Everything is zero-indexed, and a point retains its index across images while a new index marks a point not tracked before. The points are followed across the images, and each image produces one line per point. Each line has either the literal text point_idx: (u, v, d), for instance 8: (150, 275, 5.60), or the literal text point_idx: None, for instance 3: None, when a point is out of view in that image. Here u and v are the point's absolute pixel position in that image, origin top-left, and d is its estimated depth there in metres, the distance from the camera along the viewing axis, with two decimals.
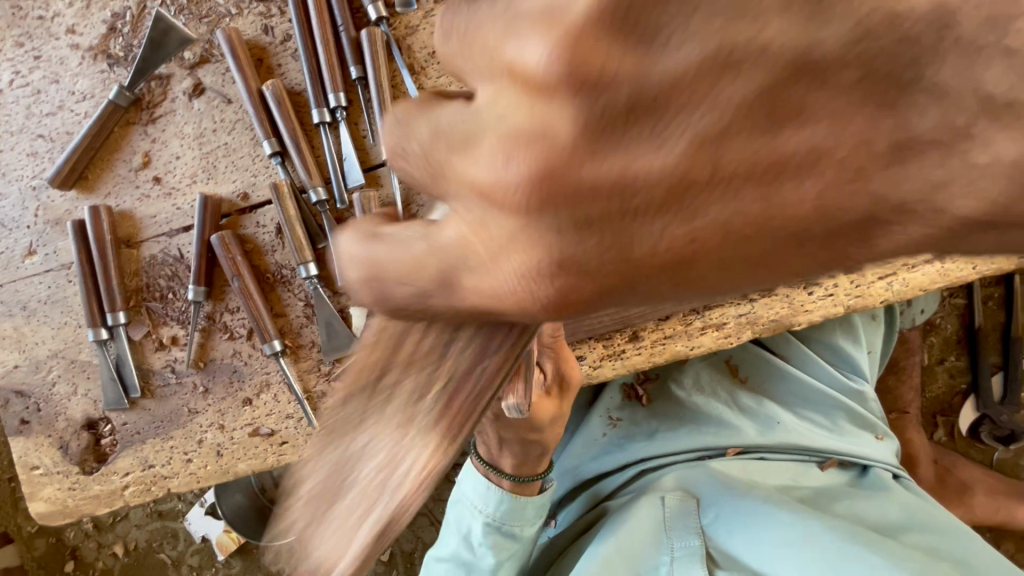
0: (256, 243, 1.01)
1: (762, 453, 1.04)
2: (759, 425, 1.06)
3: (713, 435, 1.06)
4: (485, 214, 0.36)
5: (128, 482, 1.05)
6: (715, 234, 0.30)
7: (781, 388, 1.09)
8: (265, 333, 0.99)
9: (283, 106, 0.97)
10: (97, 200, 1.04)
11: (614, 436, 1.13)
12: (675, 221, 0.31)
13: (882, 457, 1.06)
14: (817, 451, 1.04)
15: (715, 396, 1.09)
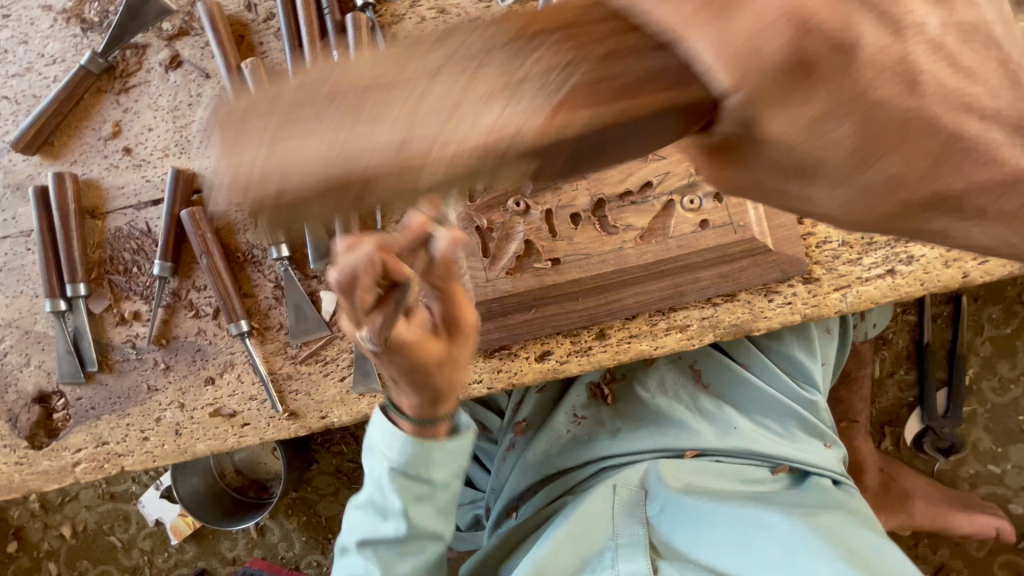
0: (227, 222, 1.00)
1: (718, 456, 1.08)
2: (716, 430, 1.09)
3: (674, 437, 1.09)
4: (751, 146, 0.42)
5: (79, 459, 1.02)
6: (869, 180, 0.42)
7: (739, 394, 1.12)
8: (232, 313, 0.98)
9: (261, 84, 0.96)
10: (61, 166, 1.01)
11: (578, 432, 1.15)
12: (856, 168, 0.42)
13: (828, 465, 1.09)
14: (768, 457, 1.08)
15: (677, 399, 1.12)
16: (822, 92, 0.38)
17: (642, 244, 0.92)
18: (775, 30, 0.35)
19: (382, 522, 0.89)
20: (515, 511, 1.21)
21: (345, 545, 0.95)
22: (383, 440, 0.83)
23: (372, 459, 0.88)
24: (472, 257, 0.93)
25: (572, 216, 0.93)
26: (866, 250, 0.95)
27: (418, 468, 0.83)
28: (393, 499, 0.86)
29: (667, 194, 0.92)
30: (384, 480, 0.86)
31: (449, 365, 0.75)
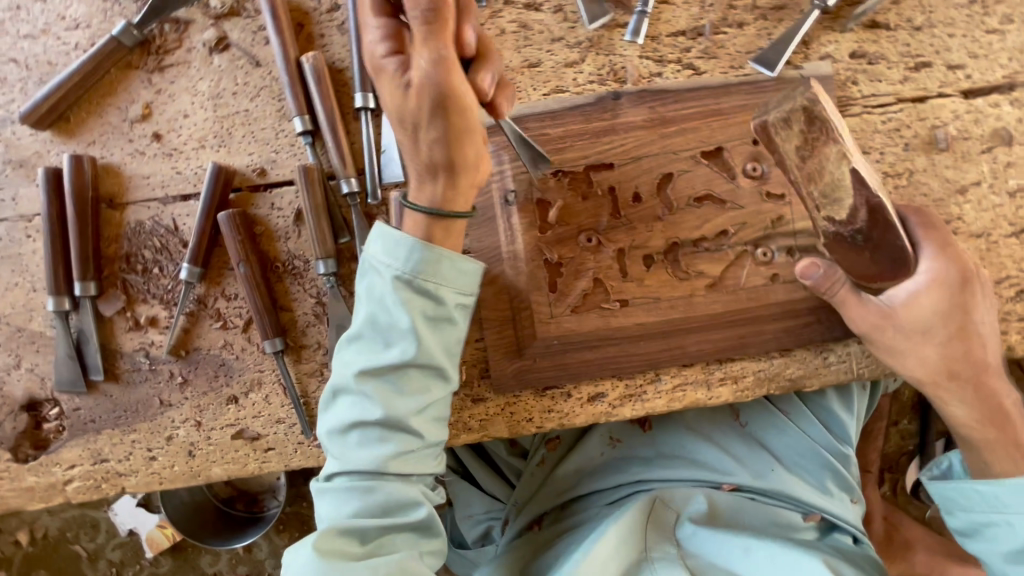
0: (268, 227, 0.91)
1: (755, 493, 1.08)
2: (755, 470, 1.09)
3: (711, 471, 1.09)
4: (881, 306, 0.85)
5: (72, 475, 0.91)
6: (936, 353, 0.86)
7: (778, 437, 1.13)
8: (267, 328, 0.89)
9: (322, 82, 0.87)
10: (77, 147, 0.89)
11: (611, 455, 1.16)
12: (953, 347, 0.86)
13: (853, 519, 1.11)
14: (803, 502, 1.08)
15: (715, 436, 1.12)
16: (966, 297, 0.85)
17: (711, 292, 0.91)
18: (945, 316, 0.85)
19: (374, 374, 0.69)
20: (538, 523, 1.17)
21: (326, 433, 0.72)
22: (385, 242, 0.69)
23: (366, 264, 0.71)
24: (538, 291, 0.89)
25: (644, 258, 0.90)
26: None
27: (434, 279, 0.69)
28: (393, 328, 0.68)
29: (742, 244, 0.91)
30: (387, 293, 0.68)
31: (460, 125, 0.61)
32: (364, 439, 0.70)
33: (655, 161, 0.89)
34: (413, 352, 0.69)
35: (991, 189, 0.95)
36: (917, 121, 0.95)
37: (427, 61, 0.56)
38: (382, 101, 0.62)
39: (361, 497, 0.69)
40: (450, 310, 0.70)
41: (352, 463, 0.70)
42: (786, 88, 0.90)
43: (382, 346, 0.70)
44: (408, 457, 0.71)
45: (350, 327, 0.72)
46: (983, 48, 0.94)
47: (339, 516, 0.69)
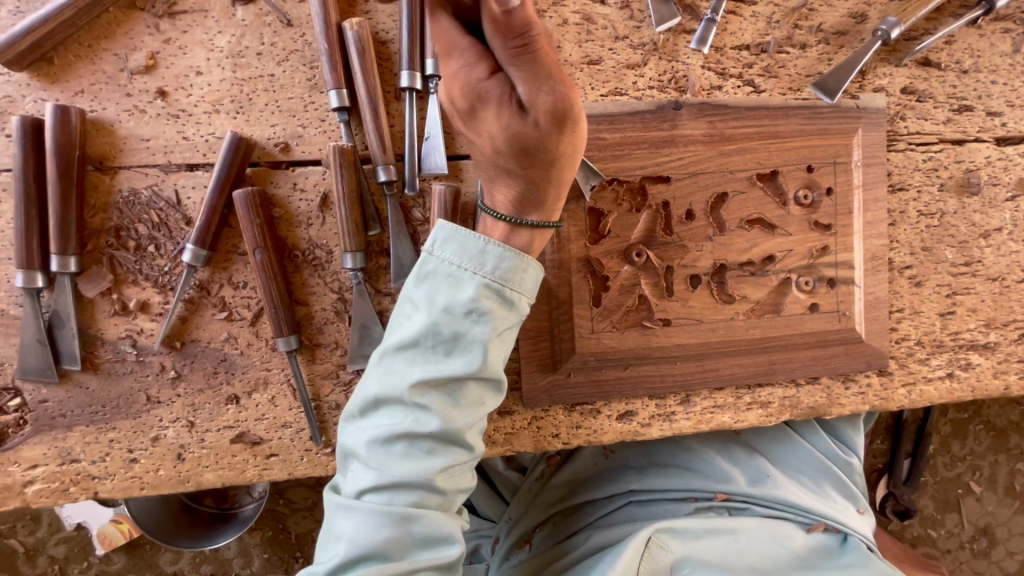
0: (288, 210, 0.81)
1: (750, 502, 1.04)
2: (749, 476, 1.07)
3: (703, 478, 1.06)
4: None
5: (33, 477, 0.79)
6: None
7: (774, 446, 1.12)
8: (280, 323, 0.79)
9: (366, 54, 0.77)
10: (61, 95, 0.76)
11: (608, 464, 1.15)
12: None
13: (860, 528, 1.05)
14: (803, 510, 1.04)
15: (710, 444, 1.10)
16: None
17: (751, 317, 0.90)
18: None
19: (432, 385, 0.65)
20: (529, 541, 1.11)
21: (362, 443, 0.66)
22: (465, 250, 0.66)
23: (435, 269, 0.67)
24: (580, 304, 0.85)
25: (690, 277, 0.88)
26: (935, 352, 0.98)
27: (513, 291, 0.67)
28: (459, 338, 0.65)
29: (785, 270, 0.90)
30: (462, 301, 0.65)
31: (572, 138, 0.62)
32: (411, 450, 0.65)
33: (710, 178, 0.86)
34: (479, 365, 0.66)
35: (1010, 236, 0.99)
36: (954, 163, 0.96)
37: (552, 91, 0.57)
38: (486, 132, 0.61)
39: (400, 515, 0.64)
40: (517, 323, 0.69)
41: (396, 476, 0.64)
42: (843, 117, 0.89)
43: (444, 355, 0.66)
44: (451, 472, 0.67)
45: (406, 332, 0.66)
46: (1020, 98, 0.97)
47: (370, 535, 0.64)
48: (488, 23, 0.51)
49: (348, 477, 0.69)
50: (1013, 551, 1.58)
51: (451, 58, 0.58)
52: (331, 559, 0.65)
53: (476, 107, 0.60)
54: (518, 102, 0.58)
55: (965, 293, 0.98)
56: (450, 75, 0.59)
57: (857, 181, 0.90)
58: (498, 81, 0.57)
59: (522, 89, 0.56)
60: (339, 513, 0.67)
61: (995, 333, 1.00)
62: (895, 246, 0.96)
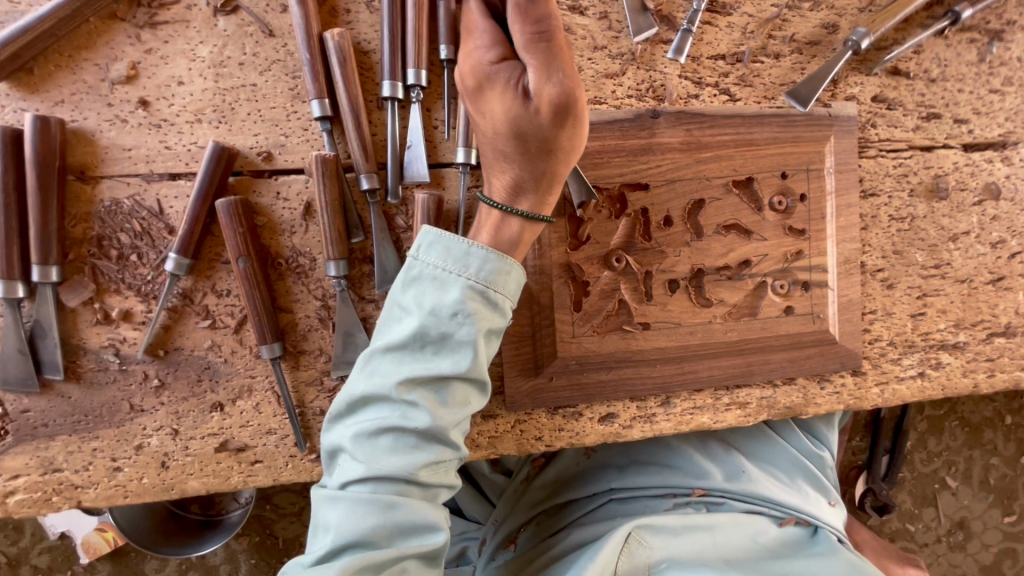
0: (271, 218, 0.82)
1: (726, 497, 1.06)
2: (725, 471, 1.09)
3: (681, 474, 1.08)
4: None
5: (14, 487, 0.79)
6: None
7: (750, 442, 1.15)
8: (263, 330, 0.80)
9: (348, 64, 0.78)
10: (41, 105, 0.76)
11: (589, 463, 1.17)
12: None
13: (830, 520, 1.08)
14: (776, 503, 1.07)
15: (687, 440, 1.12)
16: None
17: (729, 320, 0.92)
18: None
19: (418, 383, 0.67)
20: (514, 541, 1.12)
21: (349, 437, 0.67)
22: (450, 253, 0.68)
23: (421, 272, 0.68)
24: (562, 309, 0.86)
25: (668, 282, 0.90)
26: (906, 352, 1.01)
27: (497, 293, 0.69)
28: (445, 338, 0.67)
29: (761, 275, 0.92)
30: (448, 303, 0.66)
31: (572, 133, 0.65)
32: (397, 444, 0.66)
33: (687, 185, 0.88)
34: (466, 365, 0.67)
35: (978, 239, 1.02)
36: (923, 169, 1.00)
37: (556, 83, 0.61)
38: (488, 113, 0.65)
39: (385, 506, 0.65)
40: (502, 324, 0.71)
41: (381, 470, 0.65)
42: (815, 124, 0.92)
43: (430, 356, 0.67)
44: (437, 466, 0.69)
45: (393, 332, 0.68)
46: (986, 106, 1.00)
47: (354, 526, 0.64)
48: (511, 9, 0.57)
49: (335, 472, 0.70)
50: (987, 544, 1.63)
51: (471, 37, 0.63)
52: (316, 549, 0.66)
53: (483, 87, 0.64)
54: (525, 90, 0.62)
55: (935, 294, 1.01)
56: (467, 52, 0.64)
57: (830, 187, 0.93)
58: (508, 66, 0.62)
59: (531, 76, 0.61)
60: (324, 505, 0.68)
61: (964, 333, 1.03)
62: (868, 250, 0.99)
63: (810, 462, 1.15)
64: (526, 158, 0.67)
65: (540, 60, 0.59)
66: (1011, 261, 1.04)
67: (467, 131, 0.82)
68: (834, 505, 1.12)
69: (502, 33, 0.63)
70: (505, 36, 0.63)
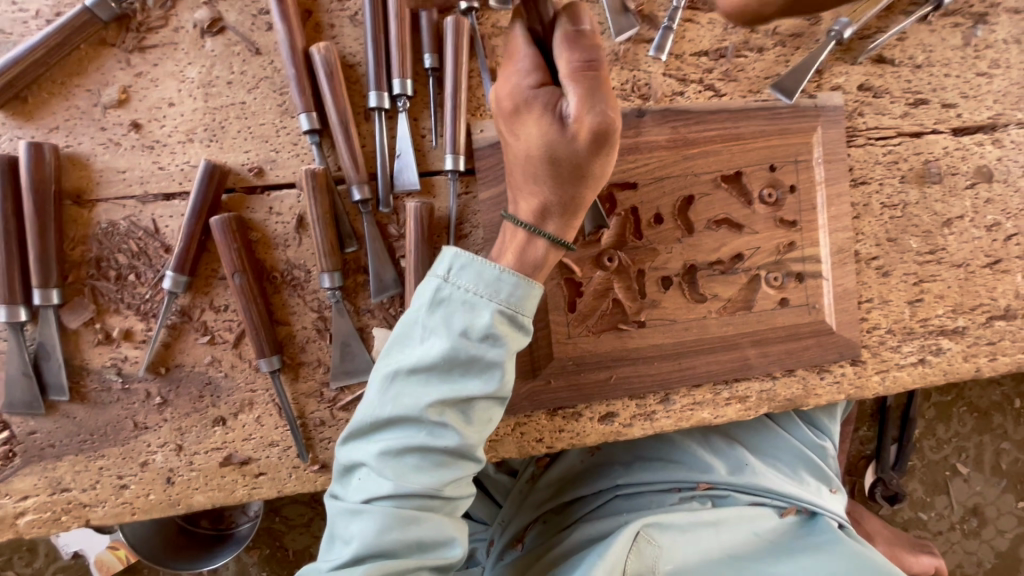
0: (264, 233, 0.83)
1: (731, 492, 1.06)
2: (730, 465, 1.09)
3: (686, 470, 1.08)
4: None
5: (24, 508, 0.80)
6: None
7: (753, 435, 1.14)
8: (262, 344, 0.81)
9: (336, 77, 0.79)
10: (36, 132, 0.78)
11: (593, 462, 1.17)
12: None
13: (834, 509, 1.09)
14: (782, 495, 1.06)
15: (690, 436, 1.12)
16: None
17: (724, 314, 0.92)
18: None
19: (446, 404, 0.67)
20: (521, 541, 1.12)
21: (372, 454, 0.67)
22: (481, 278, 0.68)
23: (450, 294, 0.68)
24: (556, 311, 0.86)
25: (662, 279, 0.90)
26: (905, 339, 1.01)
27: (524, 316, 0.70)
28: (475, 360, 0.67)
29: (754, 268, 0.92)
30: (480, 327, 0.67)
31: (605, 161, 0.67)
32: (422, 462, 0.67)
33: (675, 182, 0.89)
34: (493, 385, 0.69)
35: (972, 223, 1.02)
36: (913, 155, 0.99)
37: (595, 113, 0.62)
38: (524, 135, 0.66)
39: (409, 522, 0.66)
40: (525, 344, 0.72)
41: (408, 487, 0.66)
42: (801, 116, 0.92)
43: (457, 376, 0.68)
44: (458, 482, 0.70)
45: (420, 353, 0.68)
46: (973, 89, 1.00)
47: (378, 541, 0.65)
48: (561, 39, 0.61)
49: (353, 486, 0.70)
50: (1002, 530, 1.61)
51: (513, 62, 0.66)
52: (335, 562, 0.66)
53: (521, 111, 0.65)
54: (563, 116, 0.64)
55: (931, 280, 1.01)
56: (507, 77, 0.66)
57: (819, 178, 0.93)
58: (547, 91, 0.64)
59: (571, 102, 0.62)
60: (344, 518, 0.68)
61: (963, 318, 1.02)
62: (861, 238, 0.99)
63: (813, 453, 1.15)
64: (555, 180, 0.67)
65: (584, 88, 0.61)
66: (1007, 244, 1.03)
67: (454, 138, 0.83)
68: (834, 493, 1.12)
69: (545, 62, 0.65)
70: (546, 65, 0.65)
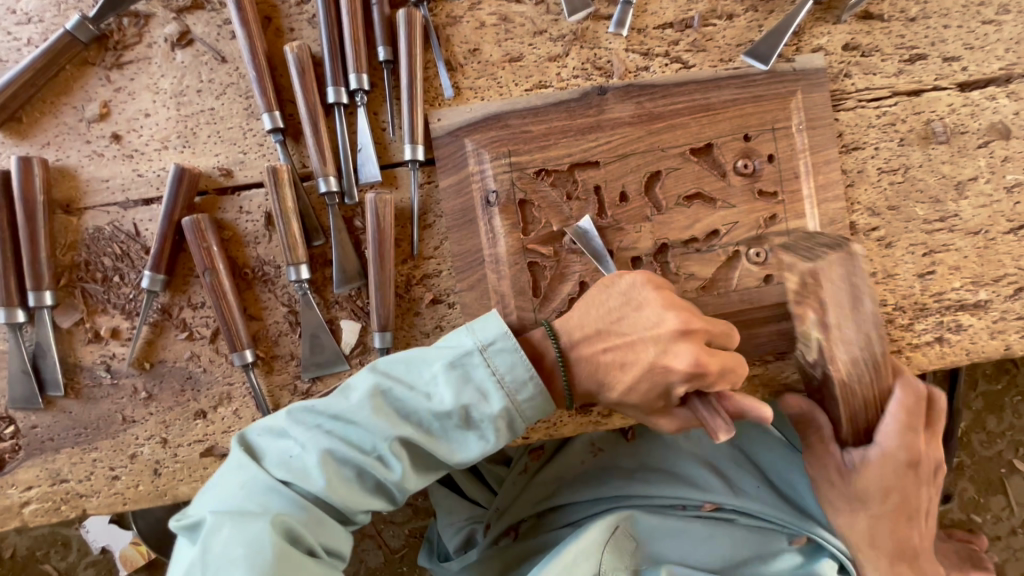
0: (237, 231, 0.86)
1: (737, 514, 0.96)
2: (737, 483, 0.99)
3: (693, 486, 0.98)
4: None
5: (29, 497, 0.86)
6: None
7: (768, 450, 1.03)
8: (233, 339, 0.83)
9: (305, 74, 0.82)
10: (30, 148, 0.84)
11: (593, 467, 1.06)
12: None
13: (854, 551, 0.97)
14: (793, 525, 0.95)
15: (699, 445, 1.03)
16: None
17: (703, 294, 0.86)
18: None
19: (350, 462, 0.70)
20: (514, 529, 1.07)
21: (283, 463, 0.69)
22: (512, 373, 0.71)
23: (477, 361, 0.71)
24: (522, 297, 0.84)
25: (633, 259, 0.86)
26: (918, 316, 0.92)
27: (531, 391, 0.72)
28: (457, 429, 0.72)
29: (733, 244, 0.87)
30: (477, 389, 0.71)
31: None
32: (345, 485, 0.70)
33: (641, 158, 0.86)
34: (464, 446, 0.72)
35: (989, 185, 0.92)
36: (912, 115, 0.92)
37: None
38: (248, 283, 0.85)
39: (245, 544, 0.63)
40: (488, 454, 0.73)
41: (257, 509, 0.67)
42: (778, 81, 0.87)
43: (437, 430, 0.72)
44: (328, 519, 0.69)
45: (403, 394, 0.71)
46: (979, 39, 0.92)
47: (204, 545, 0.65)
48: None
49: (239, 488, 0.69)
50: None
51: None
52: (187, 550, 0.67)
53: None
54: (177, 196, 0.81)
55: (944, 250, 0.92)
56: None
57: (802, 145, 0.87)
58: None
59: None
60: (194, 512, 0.69)
61: (985, 290, 0.92)
62: (856, 208, 0.91)
63: None
64: None
65: None
66: None
67: (411, 128, 0.84)
68: None
69: None
70: None
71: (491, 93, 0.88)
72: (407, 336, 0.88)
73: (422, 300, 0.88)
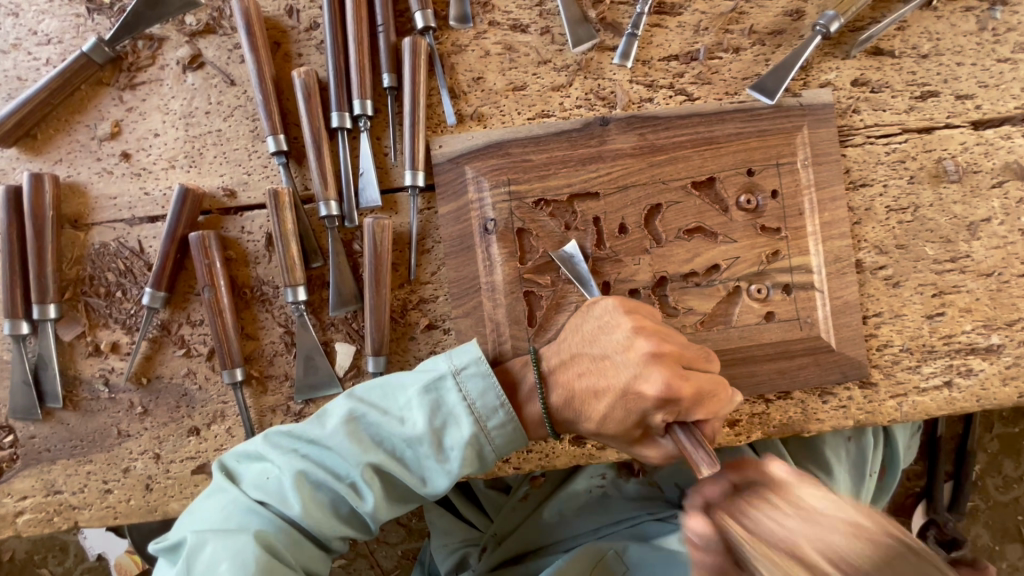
0: (240, 250, 0.87)
1: None
2: None
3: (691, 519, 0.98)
4: None
5: (23, 507, 0.86)
6: None
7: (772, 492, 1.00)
8: (227, 357, 0.84)
9: (311, 99, 0.84)
10: (43, 164, 0.87)
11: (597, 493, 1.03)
12: None
13: None
14: None
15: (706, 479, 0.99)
16: None
17: (701, 330, 0.85)
18: None
19: (324, 486, 0.70)
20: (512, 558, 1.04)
21: (259, 486, 0.70)
22: (482, 400, 0.70)
23: (449, 388, 0.70)
24: (517, 325, 0.83)
25: (631, 292, 0.85)
26: (926, 359, 0.89)
27: (499, 420, 0.71)
28: (428, 458, 0.71)
29: (734, 279, 0.85)
30: (446, 417, 0.70)
31: None
32: (315, 514, 0.70)
33: (641, 190, 0.85)
34: (433, 475, 0.72)
35: (1003, 226, 0.89)
36: (923, 153, 0.90)
37: None
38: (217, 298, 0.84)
39: (228, 559, 0.65)
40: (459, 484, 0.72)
41: (237, 527, 0.68)
42: (784, 116, 0.86)
43: (407, 457, 0.71)
44: (306, 539, 0.70)
45: (375, 421, 0.71)
46: (994, 77, 0.90)
47: (188, 561, 0.66)
48: None
49: (221, 512, 0.70)
50: None
51: None
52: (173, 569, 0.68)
53: None
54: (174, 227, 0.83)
55: (954, 291, 0.89)
56: None
57: (806, 180, 0.86)
58: None
59: None
60: (176, 532, 0.70)
61: (998, 334, 0.89)
62: (862, 246, 0.89)
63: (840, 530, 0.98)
64: None
65: None
66: None
67: (412, 156, 0.85)
68: None
69: None
70: None
71: (494, 120, 0.88)
72: (401, 361, 0.87)
73: (418, 325, 0.87)
